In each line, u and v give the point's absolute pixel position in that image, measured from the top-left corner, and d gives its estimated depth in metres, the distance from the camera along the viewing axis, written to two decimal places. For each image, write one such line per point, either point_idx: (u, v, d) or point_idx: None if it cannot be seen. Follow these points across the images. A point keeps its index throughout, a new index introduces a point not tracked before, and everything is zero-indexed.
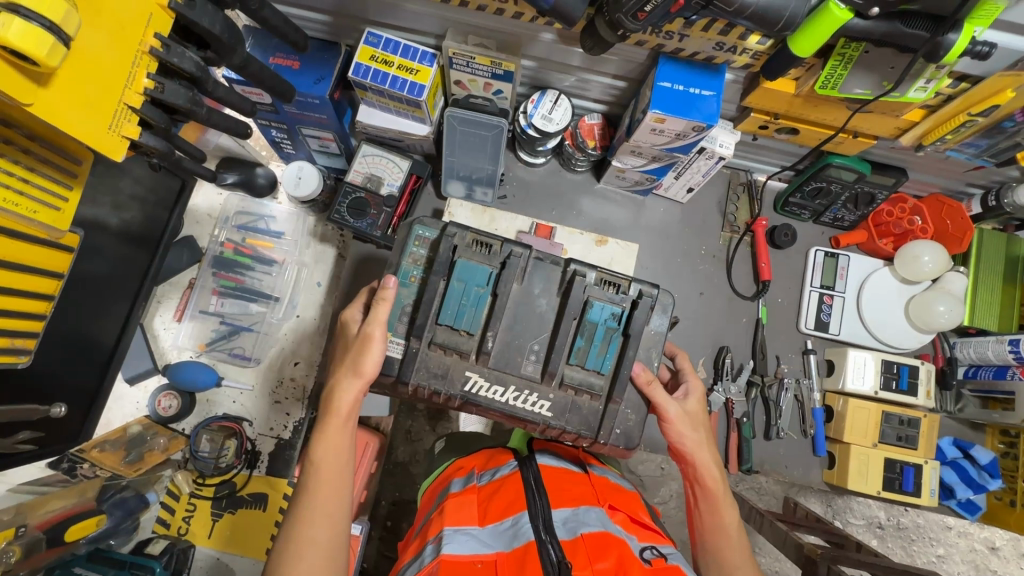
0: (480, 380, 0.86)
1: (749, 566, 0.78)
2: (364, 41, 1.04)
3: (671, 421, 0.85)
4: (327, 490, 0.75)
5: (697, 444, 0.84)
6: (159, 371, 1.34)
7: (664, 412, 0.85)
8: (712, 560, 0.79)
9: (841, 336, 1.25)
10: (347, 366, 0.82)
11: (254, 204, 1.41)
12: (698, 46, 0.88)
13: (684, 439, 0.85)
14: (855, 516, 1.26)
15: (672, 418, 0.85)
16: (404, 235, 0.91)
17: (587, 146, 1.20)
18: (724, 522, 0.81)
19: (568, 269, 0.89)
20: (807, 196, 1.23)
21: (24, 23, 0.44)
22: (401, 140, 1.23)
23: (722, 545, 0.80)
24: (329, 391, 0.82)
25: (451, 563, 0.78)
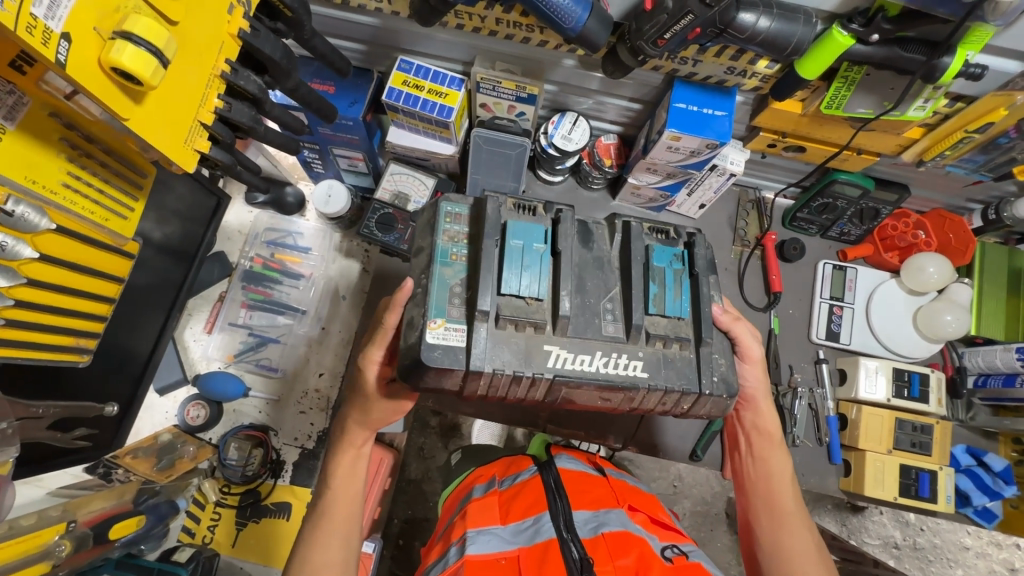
0: (563, 352, 0.76)
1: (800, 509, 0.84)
2: (397, 68, 1.12)
3: (754, 361, 0.85)
4: (341, 518, 0.82)
5: (765, 389, 0.88)
6: (188, 382, 1.38)
7: (748, 354, 0.85)
8: (769, 504, 0.84)
9: (852, 345, 1.29)
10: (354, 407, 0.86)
11: (284, 221, 1.50)
12: (710, 70, 0.95)
13: (756, 385, 0.88)
14: (871, 535, 1.34)
15: (756, 359, 0.85)
16: (432, 215, 0.82)
17: (604, 164, 1.26)
18: (777, 465, 0.87)
19: (617, 223, 0.85)
20: (814, 212, 1.28)
21: (136, 49, 0.52)
22: (426, 159, 1.29)
23: (778, 490, 0.85)
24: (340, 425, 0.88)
25: (475, 563, 0.83)
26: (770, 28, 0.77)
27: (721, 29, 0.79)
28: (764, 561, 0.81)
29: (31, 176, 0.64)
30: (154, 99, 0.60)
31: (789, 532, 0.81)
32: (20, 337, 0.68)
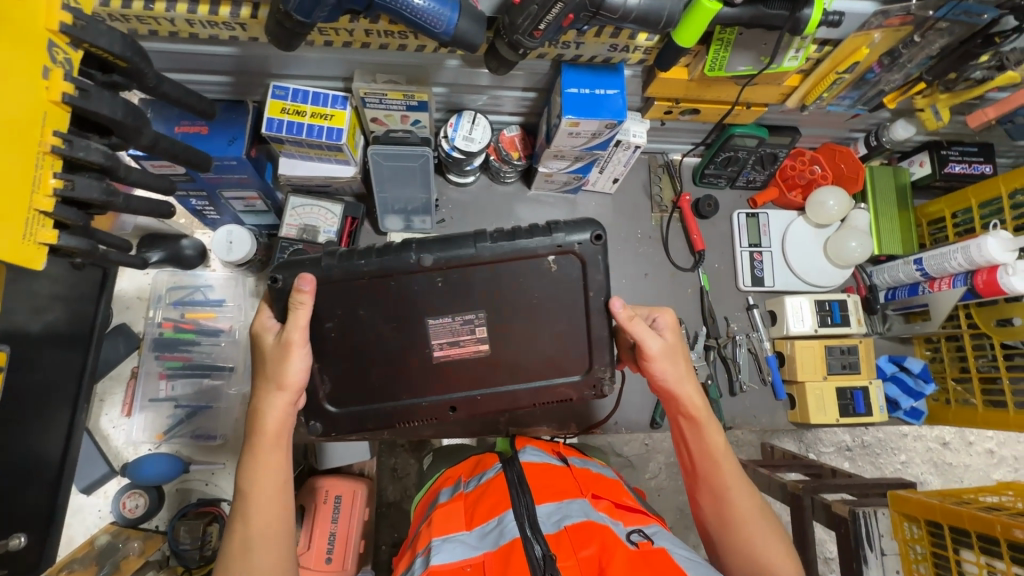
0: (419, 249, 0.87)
1: (739, 479, 0.82)
2: (272, 96, 1.04)
3: (653, 357, 0.82)
4: (274, 521, 0.76)
5: (679, 376, 0.84)
6: (117, 473, 1.27)
7: (646, 350, 0.82)
8: (709, 484, 0.83)
9: (776, 286, 1.36)
10: (269, 381, 0.81)
11: (188, 277, 1.37)
12: (593, 50, 0.94)
13: (666, 374, 0.84)
14: (825, 444, 1.48)
15: (655, 355, 0.82)
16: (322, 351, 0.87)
17: (512, 158, 1.24)
18: (712, 444, 0.84)
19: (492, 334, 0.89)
20: (719, 167, 1.33)
21: None
22: (328, 185, 1.22)
23: (715, 468, 0.83)
24: (256, 412, 0.80)
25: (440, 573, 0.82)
26: (641, 5, 0.77)
27: (593, 11, 0.78)
28: (717, 533, 0.83)
29: None
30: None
31: (733, 506, 0.81)
32: None
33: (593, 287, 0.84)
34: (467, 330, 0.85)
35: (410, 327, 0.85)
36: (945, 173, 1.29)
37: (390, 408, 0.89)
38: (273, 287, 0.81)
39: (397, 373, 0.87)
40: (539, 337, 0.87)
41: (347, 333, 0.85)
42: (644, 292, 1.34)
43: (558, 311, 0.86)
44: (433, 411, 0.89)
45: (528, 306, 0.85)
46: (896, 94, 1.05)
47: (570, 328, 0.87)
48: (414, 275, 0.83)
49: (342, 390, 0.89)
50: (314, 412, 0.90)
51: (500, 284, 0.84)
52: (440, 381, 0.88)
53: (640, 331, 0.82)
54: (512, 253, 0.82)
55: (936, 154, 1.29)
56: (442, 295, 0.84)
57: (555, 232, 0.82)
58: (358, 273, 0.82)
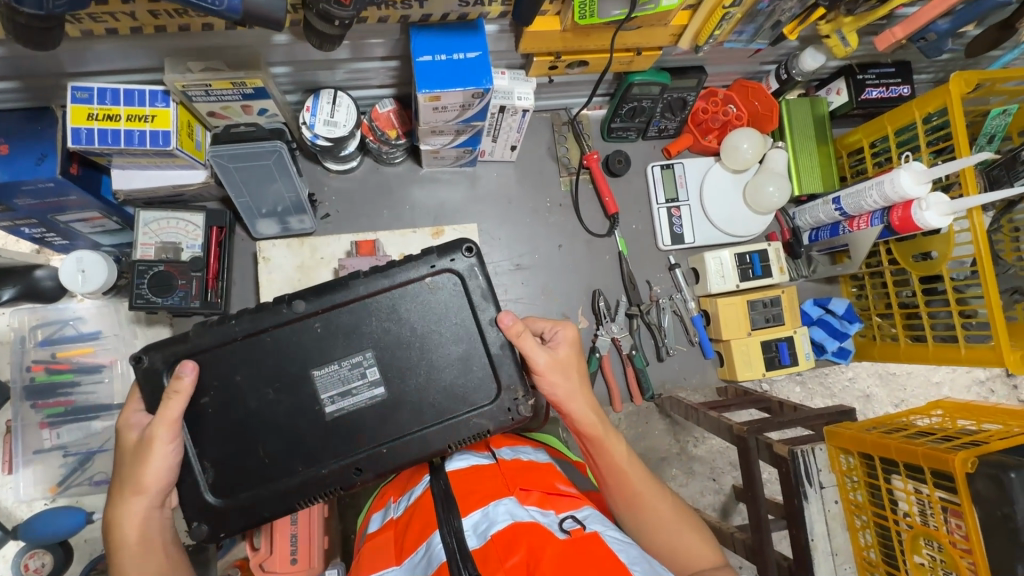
0: None
1: (650, 486, 0.79)
2: (72, 99, 0.86)
3: (540, 372, 0.75)
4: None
5: (571, 392, 0.77)
6: (12, 535, 1.17)
7: (535, 365, 0.75)
8: (621, 495, 0.80)
9: (698, 242, 1.28)
10: (123, 487, 0.70)
11: (51, 311, 1.21)
12: (442, 7, 0.79)
13: (556, 390, 0.77)
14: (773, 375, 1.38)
15: (542, 371, 0.75)
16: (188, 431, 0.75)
17: (390, 137, 1.09)
18: (617, 456, 0.79)
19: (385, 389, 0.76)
20: (626, 118, 1.22)
21: None
22: (180, 194, 1.06)
23: (622, 479, 0.79)
24: (110, 523, 0.70)
25: None
26: None
27: None
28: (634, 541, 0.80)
29: None
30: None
31: (646, 512, 0.78)
32: None
33: (477, 303, 0.76)
34: (357, 376, 0.75)
35: (298, 385, 0.75)
36: (862, 100, 1.21)
37: (283, 488, 0.75)
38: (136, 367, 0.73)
39: (288, 440, 0.75)
40: (438, 371, 0.76)
41: (225, 405, 0.74)
42: (558, 266, 1.25)
43: (452, 338, 0.76)
44: (336, 479, 0.75)
45: (415, 337, 0.76)
46: (795, 23, 0.94)
47: (466, 355, 0.76)
48: (296, 325, 0.75)
49: (224, 478, 0.75)
50: (193, 510, 0.74)
51: (383, 319, 0.75)
52: (339, 443, 0.75)
53: (526, 347, 0.75)
54: (390, 285, 0.76)
55: (851, 80, 1.20)
56: (325, 342, 0.75)
57: (436, 258, 0.76)
58: (229, 332, 0.74)
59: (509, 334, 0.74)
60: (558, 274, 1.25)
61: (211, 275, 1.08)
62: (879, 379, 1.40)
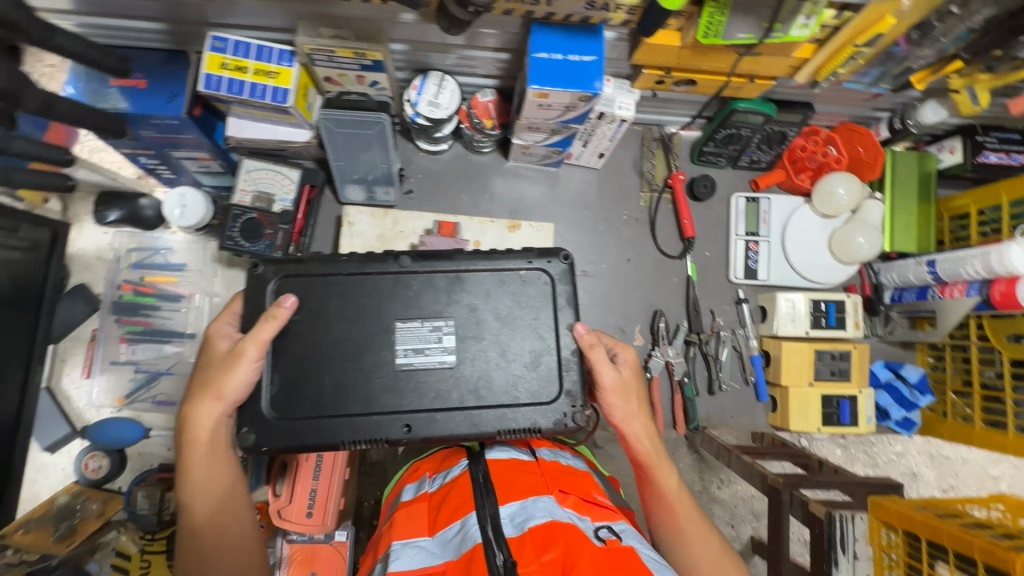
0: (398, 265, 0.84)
1: (698, 524, 0.75)
2: (209, 47, 0.93)
3: (604, 390, 0.73)
4: (223, 519, 0.75)
5: (629, 415, 0.75)
6: (79, 434, 1.26)
7: (602, 380, 0.74)
8: (664, 528, 0.76)
9: (771, 280, 1.24)
10: (206, 390, 0.71)
11: (147, 238, 1.31)
12: (567, 8, 0.80)
13: (614, 411, 0.75)
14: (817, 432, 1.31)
15: (605, 388, 0.73)
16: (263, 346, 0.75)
17: (485, 127, 1.12)
18: (667, 487, 0.76)
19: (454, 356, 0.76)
20: (720, 144, 1.19)
21: None
22: (283, 149, 1.12)
23: (672, 513, 0.76)
24: (186, 417, 0.72)
25: None
26: None
27: None
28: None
29: None
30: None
31: (690, 549, 0.74)
32: None
33: (560, 306, 0.79)
34: (434, 339, 0.76)
35: (379, 331, 0.75)
36: (978, 163, 1.14)
37: (335, 423, 0.73)
38: (250, 272, 0.76)
39: (351, 376, 0.74)
40: (509, 357, 0.77)
41: (312, 328, 0.75)
42: (622, 279, 1.24)
43: (528, 331, 0.78)
44: (385, 431, 0.73)
45: (497, 321, 0.78)
46: (926, 72, 0.90)
47: (534, 353, 0.77)
48: (399, 278, 0.77)
49: (285, 396, 0.74)
50: (249, 416, 0.73)
51: (473, 295, 0.78)
52: (399, 393, 0.74)
53: (596, 361, 0.74)
54: (490, 267, 0.79)
55: (970, 140, 1.13)
56: (418, 298, 0.77)
57: (534, 256, 0.80)
58: (337, 266, 0.76)
59: (584, 346, 0.74)
60: (621, 288, 1.24)
61: (296, 230, 1.14)
62: (931, 460, 1.31)
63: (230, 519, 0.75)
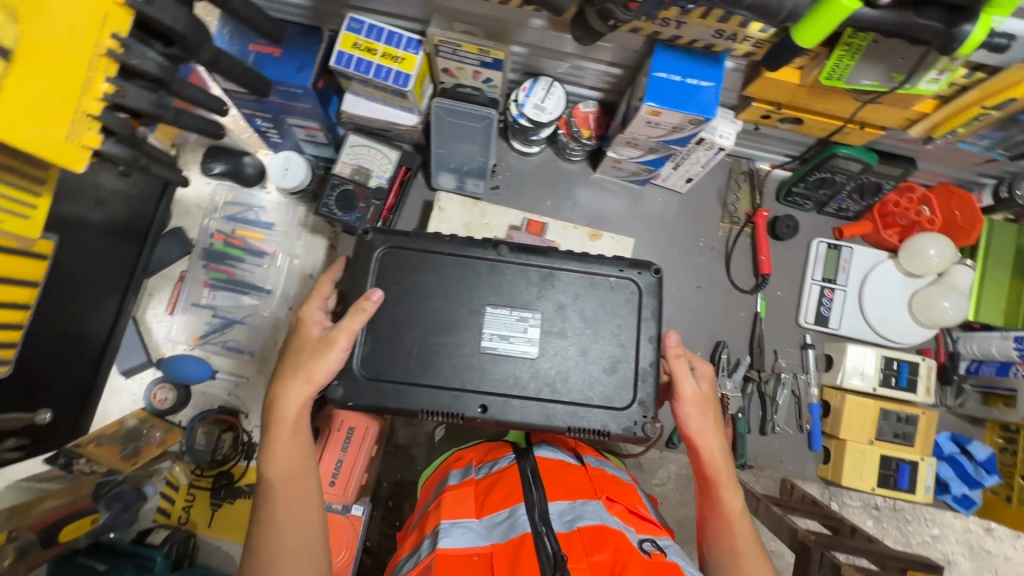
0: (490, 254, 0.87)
1: (756, 553, 0.72)
2: (346, 28, 0.99)
3: (683, 400, 0.75)
4: (295, 505, 0.72)
5: (704, 429, 0.75)
6: (153, 364, 1.35)
7: (681, 391, 0.76)
8: (720, 551, 0.73)
9: (841, 330, 1.22)
10: (296, 371, 0.74)
11: (244, 194, 1.40)
12: (695, 33, 0.83)
13: (690, 422, 0.76)
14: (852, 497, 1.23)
15: (685, 398, 0.75)
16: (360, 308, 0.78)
17: (582, 136, 1.15)
18: (729, 509, 0.74)
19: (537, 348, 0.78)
20: (810, 187, 1.19)
21: None
22: (389, 129, 1.18)
23: (732, 544, 0.72)
24: (274, 397, 0.74)
25: (447, 558, 0.76)
26: None
27: None
28: None
29: None
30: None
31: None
32: None
33: (643, 318, 0.80)
34: (520, 329, 0.79)
35: (469, 312, 0.79)
36: None
37: (415, 392, 0.76)
38: (359, 238, 0.80)
39: (437, 350, 0.77)
40: (587, 360, 0.79)
41: (408, 298, 0.79)
42: (689, 304, 1.25)
43: (610, 335, 0.80)
44: (461, 407, 0.76)
45: (581, 321, 0.80)
46: None
47: (612, 359, 0.79)
48: (495, 266, 0.80)
49: (373, 359, 0.77)
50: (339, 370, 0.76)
51: (562, 292, 0.81)
52: (479, 374, 0.77)
53: (679, 371, 0.77)
54: (582, 269, 0.82)
55: None
56: (510, 287, 0.80)
57: (625, 265, 0.82)
58: (439, 245, 0.80)
59: (671, 354, 0.77)
60: (687, 313, 1.24)
61: (387, 208, 1.20)
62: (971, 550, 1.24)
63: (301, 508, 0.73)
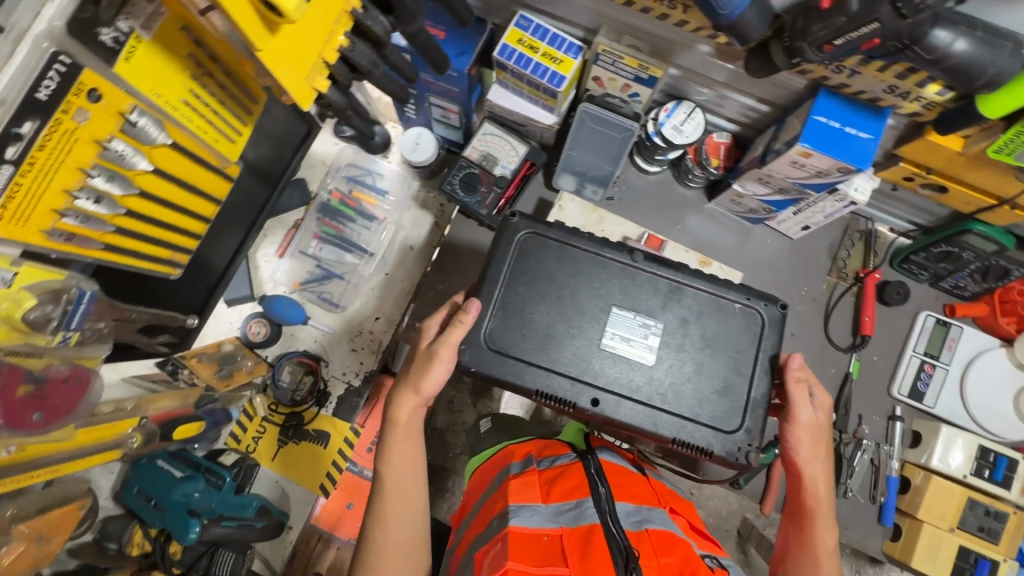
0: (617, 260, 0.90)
1: None
2: (515, 23, 1.05)
3: (799, 425, 0.79)
4: (403, 503, 0.88)
5: (813, 458, 0.80)
6: (255, 299, 1.42)
7: (795, 414, 0.80)
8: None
9: (936, 410, 1.18)
10: (407, 385, 0.89)
11: (367, 160, 1.48)
12: (866, 85, 0.83)
13: (800, 449, 0.80)
14: None
15: (800, 424, 0.79)
16: (495, 282, 0.81)
17: (710, 164, 1.17)
18: (819, 541, 0.80)
19: (655, 358, 0.80)
20: (931, 258, 1.16)
21: None
22: (524, 124, 1.23)
23: (814, 569, 0.78)
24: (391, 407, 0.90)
25: (521, 536, 0.76)
26: (968, 53, 0.66)
27: (905, 44, 0.67)
28: None
29: (157, 89, 0.61)
30: (151, 51, 0.59)
31: None
32: (126, 244, 0.69)
33: (762, 350, 0.81)
34: (640, 335, 0.81)
35: (597, 308, 0.81)
36: None
37: (532, 373, 0.79)
38: (505, 218, 0.84)
39: (560, 339, 0.80)
40: (701, 377, 0.80)
41: (542, 284, 0.82)
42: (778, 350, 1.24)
43: (725, 358, 0.81)
44: (575, 397, 0.79)
45: (701, 341, 0.82)
46: None
47: (725, 382, 0.80)
48: (628, 270, 0.83)
49: (499, 335, 0.80)
50: (468, 338, 0.79)
51: (687, 308, 0.83)
52: (594, 370, 0.80)
53: (797, 396, 0.80)
54: (712, 291, 0.83)
55: None
56: (639, 294, 0.83)
57: (753, 296, 0.83)
58: (578, 240, 0.84)
59: (791, 379, 0.79)
60: None
61: (506, 197, 1.24)
62: None
63: (406, 506, 0.89)
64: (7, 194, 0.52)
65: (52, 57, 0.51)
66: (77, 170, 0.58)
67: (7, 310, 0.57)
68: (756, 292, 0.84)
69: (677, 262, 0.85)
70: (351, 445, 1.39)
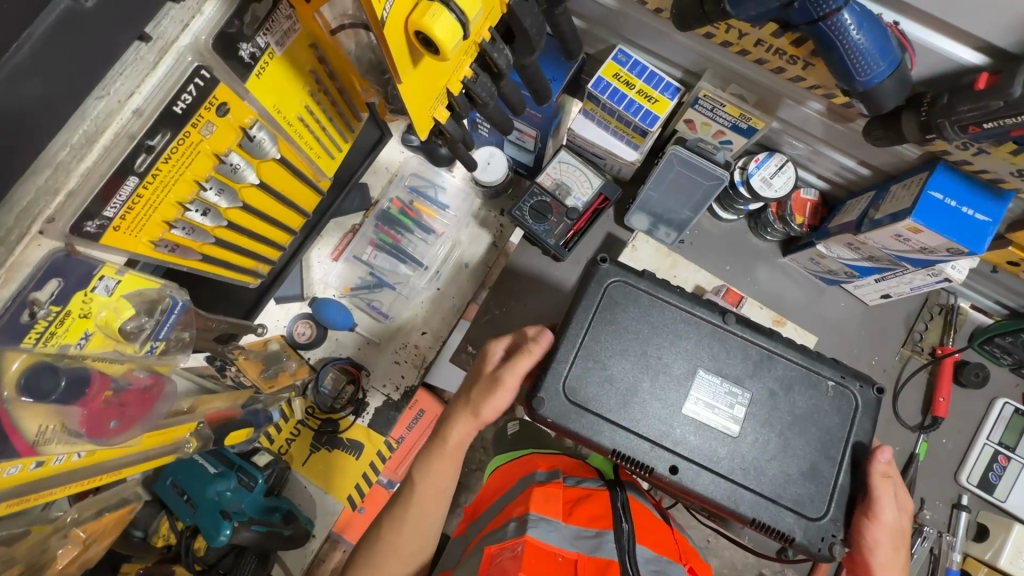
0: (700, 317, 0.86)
1: None
2: (613, 57, 1.02)
3: (881, 526, 0.74)
4: (423, 517, 0.86)
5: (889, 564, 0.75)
6: (304, 300, 1.40)
7: (878, 511, 0.74)
8: None
9: (1007, 504, 1.11)
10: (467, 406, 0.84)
11: (432, 172, 1.45)
12: (991, 165, 0.78)
13: (877, 550, 0.75)
14: None
15: (882, 524, 0.74)
16: (583, 329, 0.78)
17: (793, 221, 1.13)
18: None
19: (739, 430, 0.76)
20: (1018, 343, 1.09)
21: (451, 18, 0.48)
22: (602, 157, 1.19)
23: None
24: (445, 422, 0.87)
25: (535, 548, 0.70)
26: None
27: None
28: None
29: (278, 104, 0.66)
30: (280, 66, 0.64)
31: None
32: (219, 254, 0.75)
33: (853, 435, 0.77)
34: (725, 405, 0.77)
35: (684, 369, 0.78)
36: None
37: (611, 431, 0.76)
38: (596, 262, 0.79)
39: (643, 398, 0.77)
40: (786, 456, 0.76)
41: (628, 337, 0.78)
42: None
43: (814, 439, 0.77)
44: (653, 462, 0.76)
45: (789, 417, 0.77)
46: None
47: (812, 466, 0.76)
48: (718, 332, 0.79)
49: (580, 386, 0.77)
50: (548, 385, 0.76)
51: (777, 380, 0.78)
52: (674, 435, 0.76)
53: (881, 492, 0.74)
54: (805, 367, 0.79)
55: None
56: (729, 359, 0.79)
57: (848, 377, 0.79)
58: (669, 294, 0.80)
59: (875, 472, 0.74)
60: None
61: (575, 228, 1.20)
62: None
63: (424, 522, 0.86)
64: (129, 205, 0.56)
65: (194, 70, 0.54)
66: (193, 181, 0.62)
67: (106, 318, 0.58)
68: (852, 371, 0.79)
69: (768, 329, 0.81)
70: (383, 459, 1.36)
